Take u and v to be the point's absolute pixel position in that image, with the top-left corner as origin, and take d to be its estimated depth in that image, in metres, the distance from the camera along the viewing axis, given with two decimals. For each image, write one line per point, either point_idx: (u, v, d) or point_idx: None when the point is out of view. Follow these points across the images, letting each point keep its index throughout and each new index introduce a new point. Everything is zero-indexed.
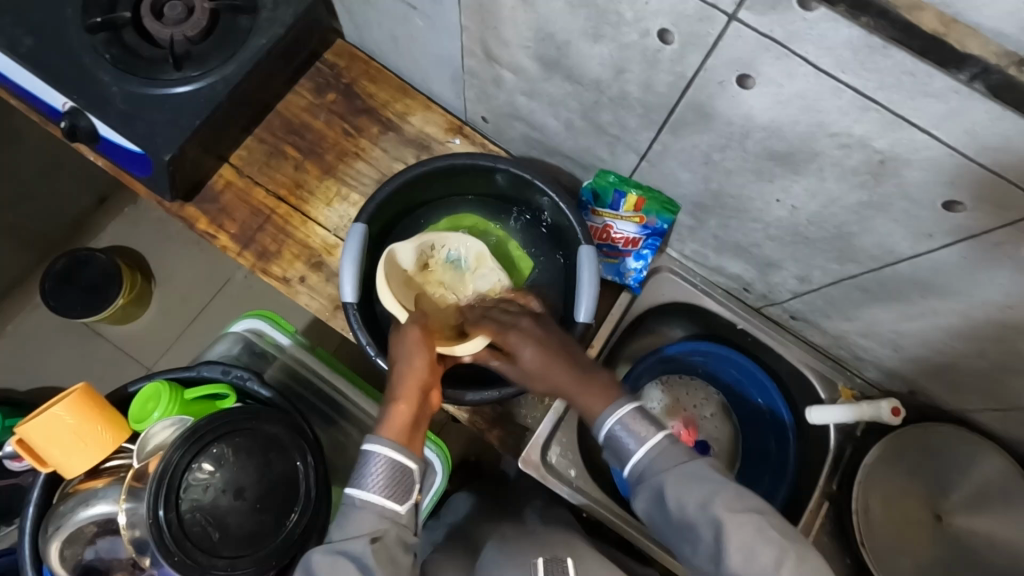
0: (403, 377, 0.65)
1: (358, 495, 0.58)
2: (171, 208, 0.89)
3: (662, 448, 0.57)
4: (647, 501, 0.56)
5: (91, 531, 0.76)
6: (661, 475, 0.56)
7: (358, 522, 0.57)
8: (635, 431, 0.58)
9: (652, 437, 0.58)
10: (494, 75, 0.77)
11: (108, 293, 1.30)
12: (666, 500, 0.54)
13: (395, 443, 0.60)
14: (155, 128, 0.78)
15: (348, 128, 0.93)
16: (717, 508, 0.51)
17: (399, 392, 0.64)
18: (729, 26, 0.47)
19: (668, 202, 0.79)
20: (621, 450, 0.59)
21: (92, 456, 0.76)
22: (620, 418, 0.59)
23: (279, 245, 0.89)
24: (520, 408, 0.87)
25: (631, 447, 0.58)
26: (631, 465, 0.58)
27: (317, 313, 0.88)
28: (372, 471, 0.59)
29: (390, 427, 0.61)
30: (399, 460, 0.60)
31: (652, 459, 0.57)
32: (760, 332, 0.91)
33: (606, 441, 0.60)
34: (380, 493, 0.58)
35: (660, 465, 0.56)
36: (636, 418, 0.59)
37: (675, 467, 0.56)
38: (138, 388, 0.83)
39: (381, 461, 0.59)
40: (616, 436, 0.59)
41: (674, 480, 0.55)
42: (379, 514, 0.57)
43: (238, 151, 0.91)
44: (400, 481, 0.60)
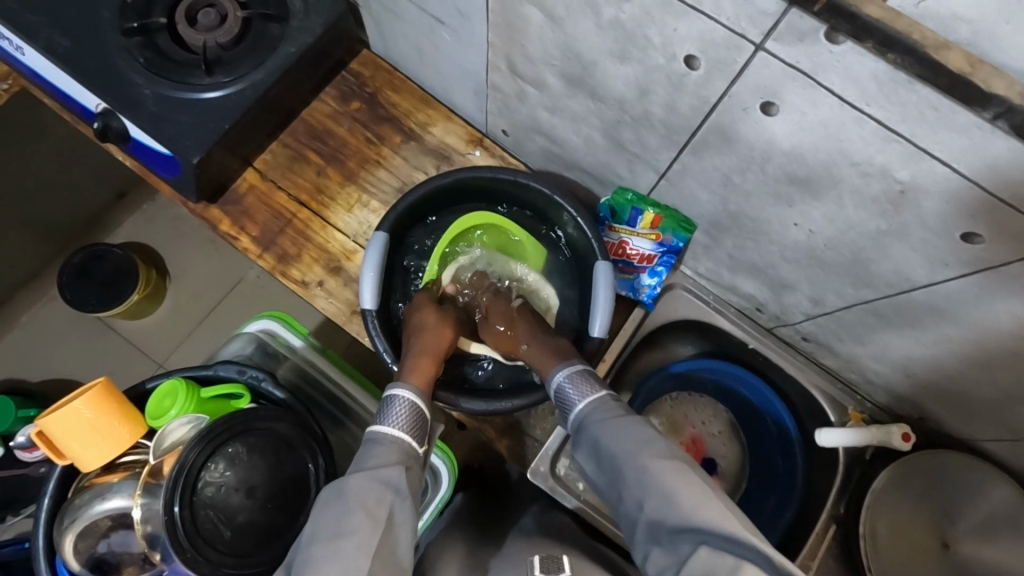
0: (426, 340, 0.79)
1: (388, 429, 0.66)
2: (196, 208, 0.90)
3: (600, 404, 0.67)
4: (585, 449, 0.65)
5: (105, 525, 0.77)
6: (595, 423, 0.65)
7: (389, 454, 0.65)
8: (579, 388, 0.69)
9: (593, 392, 0.68)
10: (518, 90, 0.78)
11: (125, 288, 1.32)
12: (599, 444, 0.62)
13: (417, 388, 0.72)
14: (185, 131, 0.79)
15: (371, 136, 0.95)
16: (638, 453, 0.59)
17: (423, 350, 0.77)
18: (755, 55, 0.48)
19: (685, 220, 0.80)
20: (565, 403, 0.70)
21: (108, 451, 0.77)
22: (566, 373, 0.70)
23: (299, 249, 0.90)
24: (530, 419, 0.88)
25: (574, 401, 0.68)
26: (573, 418, 0.68)
27: (333, 317, 0.89)
28: (397, 412, 0.69)
29: (415, 375, 0.73)
30: (420, 404, 0.70)
31: (589, 411, 0.66)
32: (771, 352, 0.92)
33: (555, 394, 0.71)
34: (405, 431, 0.67)
35: (597, 415, 0.65)
36: (580, 378, 0.69)
37: (608, 417, 0.64)
38: (156, 385, 0.84)
39: (406, 403, 0.69)
40: (562, 391, 0.70)
41: (608, 427, 0.63)
42: (406, 450, 0.66)
43: (262, 155, 0.93)
44: (420, 425, 0.70)
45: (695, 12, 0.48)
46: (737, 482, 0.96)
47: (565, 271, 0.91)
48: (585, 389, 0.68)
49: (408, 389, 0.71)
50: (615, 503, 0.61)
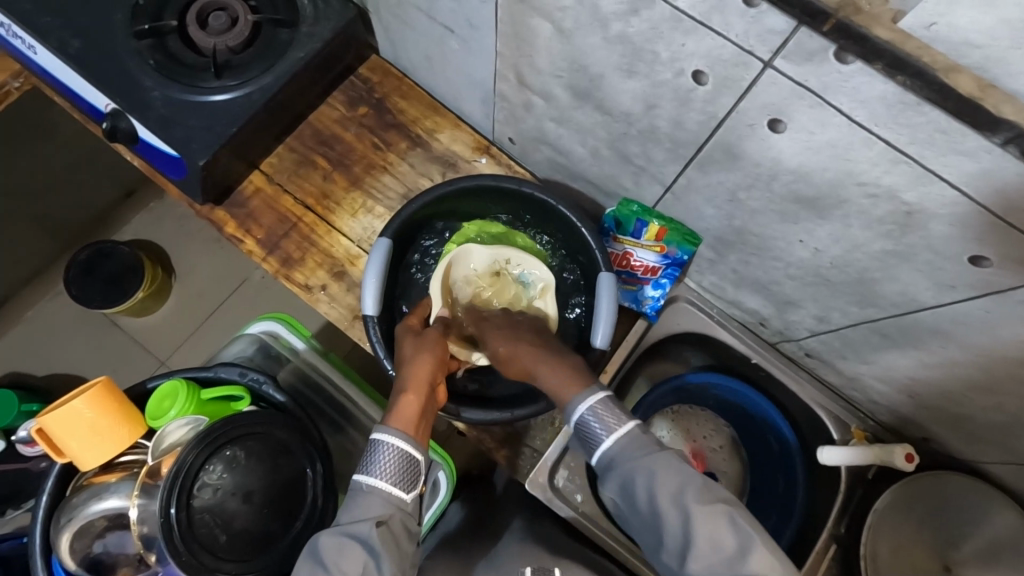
0: (412, 373, 0.72)
1: (365, 481, 0.63)
2: (201, 210, 0.91)
3: (630, 441, 0.61)
4: (614, 485, 0.61)
5: (101, 525, 0.77)
6: (628, 463, 0.60)
7: (366, 507, 0.62)
8: (605, 421, 0.63)
9: (620, 428, 0.62)
10: (525, 99, 0.78)
11: (129, 287, 1.33)
12: (636, 490, 0.59)
13: (401, 430, 0.65)
14: (192, 134, 0.80)
15: (377, 142, 0.95)
16: (683, 504, 0.56)
17: (409, 386, 0.71)
18: (762, 73, 0.48)
19: (689, 233, 0.79)
20: (589, 435, 0.64)
21: (105, 451, 0.77)
22: (591, 406, 0.63)
23: (303, 253, 0.90)
24: (529, 429, 0.87)
25: (598, 434, 0.63)
26: (599, 452, 0.63)
27: (335, 322, 0.89)
28: (380, 459, 0.64)
29: (398, 415, 0.67)
30: (404, 447, 0.65)
31: (618, 447, 0.62)
32: (774, 367, 0.91)
33: (576, 427, 0.65)
34: (387, 479, 0.63)
35: (629, 451, 0.61)
36: (606, 411, 0.63)
37: (642, 456, 0.60)
38: (156, 385, 0.84)
39: (389, 447, 0.64)
40: (585, 424, 0.64)
41: (643, 469, 0.59)
42: (386, 500, 0.62)
43: (269, 158, 0.93)
44: (407, 468, 0.65)
45: (703, 29, 0.48)
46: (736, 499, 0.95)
47: (569, 280, 0.90)
48: (610, 422, 0.63)
49: (390, 432, 0.65)
50: (646, 535, 0.60)
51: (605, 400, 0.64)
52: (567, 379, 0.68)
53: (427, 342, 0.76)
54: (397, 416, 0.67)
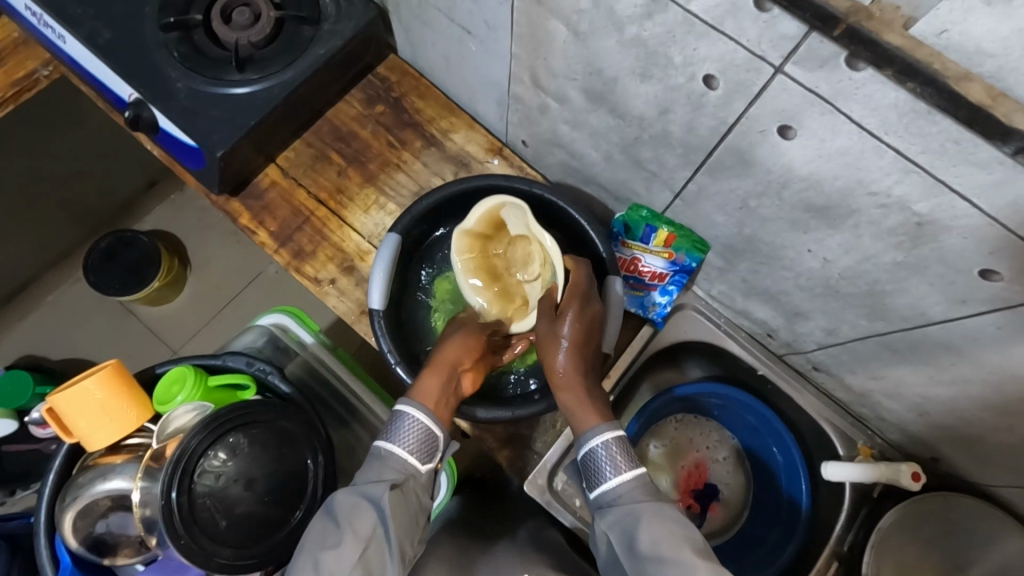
0: (441, 353, 0.75)
1: (386, 447, 0.68)
2: (218, 200, 0.92)
3: (637, 486, 0.65)
4: (615, 526, 0.62)
5: (105, 505, 0.78)
6: (632, 505, 0.63)
7: (382, 470, 0.66)
8: (615, 463, 0.66)
9: (629, 472, 0.66)
10: (540, 102, 0.79)
11: (145, 277, 1.36)
12: (637, 534, 0.58)
13: (423, 405, 0.70)
14: (212, 125, 0.81)
15: (393, 140, 0.96)
16: (685, 551, 0.55)
17: (434, 364, 0.74)
18: (775, 78, 0.48)
19: (699, 241, 0.79)
20: (595, 472, 0.67)
21: (113, 433, 0.78)
22: (606, 440, 0.67)
23: (314, 246, 0.91)
24: (531, 431, 0.87)
25: (605, 473, 0.66)
26: (602, 490, 0.66)
27: (343, 316, 0.90)
28: (402, 429, 0.69)
29: (423, 392, 0.71)
30: (425, 421, 0.69)
31: (623, 489, 0.64)
32: (780, 380, 0.90)
33: (584, 462, 0.68)
34: (406, 449, 0.68)
35: (635, 493, 0.64)
36: (618, 449, 0.67)
37: (643, 501, 0.63)
38: (165, 371, 0.86)
39: (411, 419, 0.69)
40: (595, 458, 0.67)
41: (645, 510, 0.61)
42: (402, 466, 0.67)
43: (286, 152, 0.94)
44: (427, 442, 0.69)
45: (717, 33, 0.48)
46: (738, 512, 0.94)
47: None
48: (621, 466, 0.66)
49: (414, 406, 0.69)
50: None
51: (622, 444, 0.68)
52: (590, 410, 0.71)
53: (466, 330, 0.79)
54: (427, 393, 0.71)
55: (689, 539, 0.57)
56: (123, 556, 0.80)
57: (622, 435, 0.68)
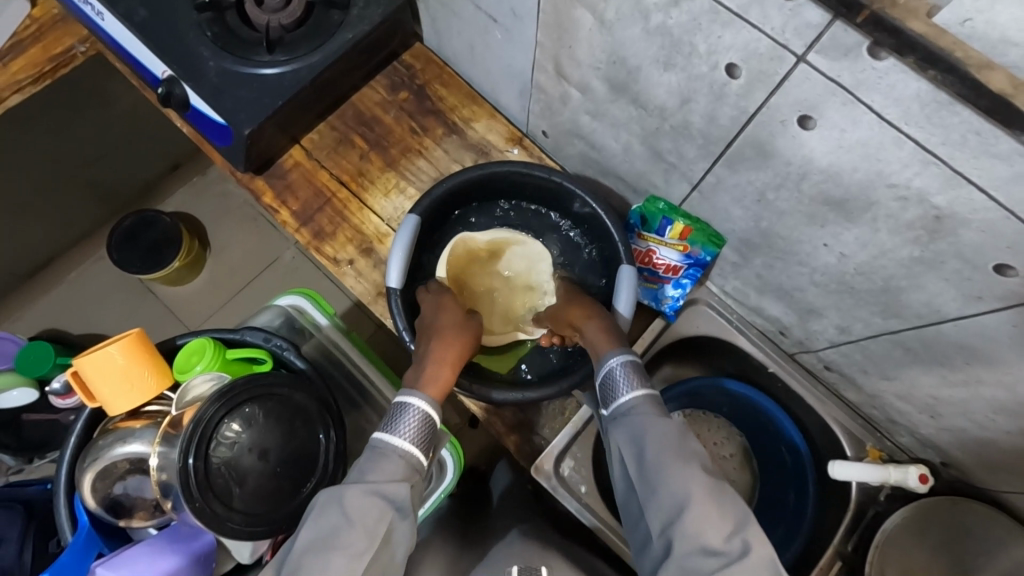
0: (445, 348, 0.77)
1: (398, 443, 0.66)
2: (243, 179, 0.94)
3: (651, 403, 0.66)
4: (624, 435, 0.64)
5: (123, 467, 0.80)
6: (644, 417, 0.64)
7: (396, 468, 0.65)
8: (629, 380, 0.67)
9: (643, 390, 0.67)
10: (562, 92, 0.80)
11: (167, 256, 1.39)
12: (647, 443, 0.62)
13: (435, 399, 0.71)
14: (241, 104, 0.83)
15: (415, 126, 0.97)
16: (691, 471, 0.59)
17: (443, 359, 0.76)
18: (797, 67, 0.48)
19: (715, 235, 0.80)
20: (612, 387, 0.68)
21: (133, 399, 0.81)
22: (620, 360, 0.69)
23: (334, 227, 0.93)
24: (541, 417, 0.88)
25: (620, 388, 0.67)
26: (616, 404, 0.67)
27: (360, 296, 0.92)
28: (408, 422, 0.68)
29: (434, 386, 0.73)
30: (431, 415, 0.70)
31: (636, 401, 0.65)
32: (791, 379, 0.90)
33: (604, 377, 0.69)
34: (415, 444, 0.67)
35: (647, 405, 0.65)
36: (637, 372, 0.68)
37: (658, 416, 0.64)
38: (185, 342, 0.88)
39: (417, 412, 0.69)
40: (613, 376, 0.68)
41: (658, 427, 0.63)
42: (415, 465, 0.67)
43: (310, 135, 0.96)
44: (426, 436, 0.69)
45: (741, 21, 0.49)
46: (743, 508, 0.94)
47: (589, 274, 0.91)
48: (635, 384, 0.67)
49: (426, 399, 0.70)
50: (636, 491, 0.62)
51: (637, 363, 0.69)
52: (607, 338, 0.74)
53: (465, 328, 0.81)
54: (439, 383, 0.73)
55: (692, 452, 0.61)
56: (138, 518, 0.82)
57: (636, 357, 0.69)
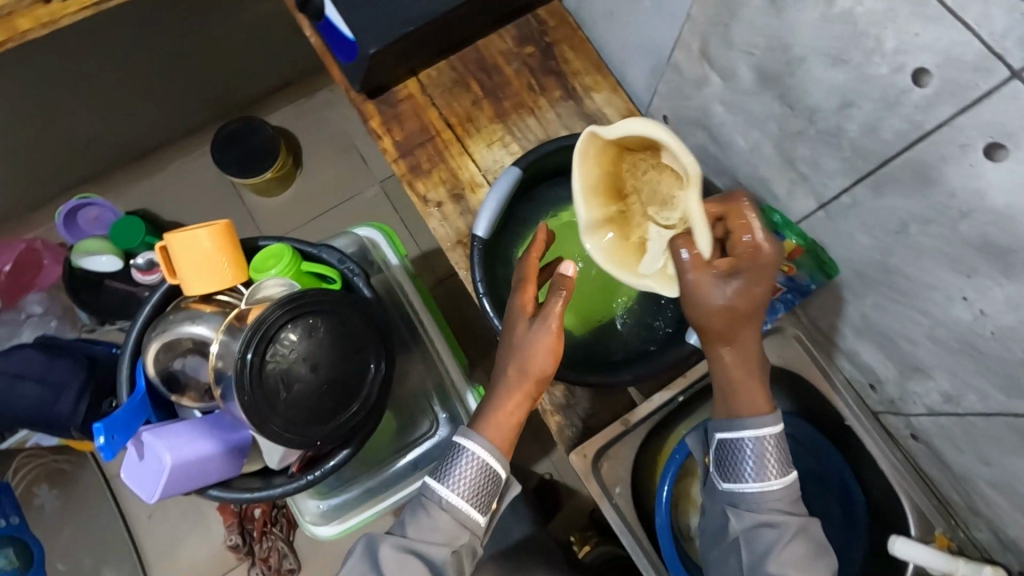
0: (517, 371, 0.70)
1: (444, 499, 0.67)
2: (355, 100, 0.94)
3: (777, 495, 0.64)
4: (747, 529, 0.64)
5: (186, 345, 0.83)
6: (773, 516, 0.64)
7: (437, 527, 0.66)
8: (762, 466, 0.64)
9: (773, 480, 0.64)
10: (701, 75, 0.75)
11: (264, 164, 1.44)
12: (777, 551, 0.61)
13: (489, 446, 0.68)
14: (372, 23, 0.83)
15: (533, 84, 0.94)
16: None
17: (517, 378, 0.70)
18: (1006, 83, 0.44)
19: (829, 263, 0.72)
20: (736, 464, 0.66)
21: (209, 284, 0.84)
22: (757, 438, 0.64)
23: (431, 166, 0.92)
24: (591, 406, 0.84)
25: (749, 473, 0.65)
26: (739, 486, 0.65)
27: (440, 240, 0.90)
28: (461, 471, 0.68)
29: (490, 427, 0.69)
30: (488, 465, 0.68)
31: (765, 495, 0.64)
32: (867, 436, 0.82)
33: (730, 451, 0.66)
34: (466, 500, 0.67)
35: (774, 500, 0.64)
36: (771, 457, 0.64)
37: (782, 512, 0.64)
38: (266, 245, 0.90)
39: (472, 462, 0.68)
40: (741, 455, 0.65)
41: (784, 531, 0.62)
42: (460, 521, 0.67)
43: (428, 70, 0.95)
44: (484, 488, 0.68)
45: (952, 19, 0.44)
46: None
47: None
48: (768, 472, 0.64)
49: (480, 445, 0.68)
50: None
51: (774, 444, 0.65)
52: (754, 402, 0.66)
53: (528, 346, 0.69)
54: (485, 427, 0.69)
55: (816, 564, 0.62)
56: (188, 398, 0.85)
57: (777, 434, 0.65)
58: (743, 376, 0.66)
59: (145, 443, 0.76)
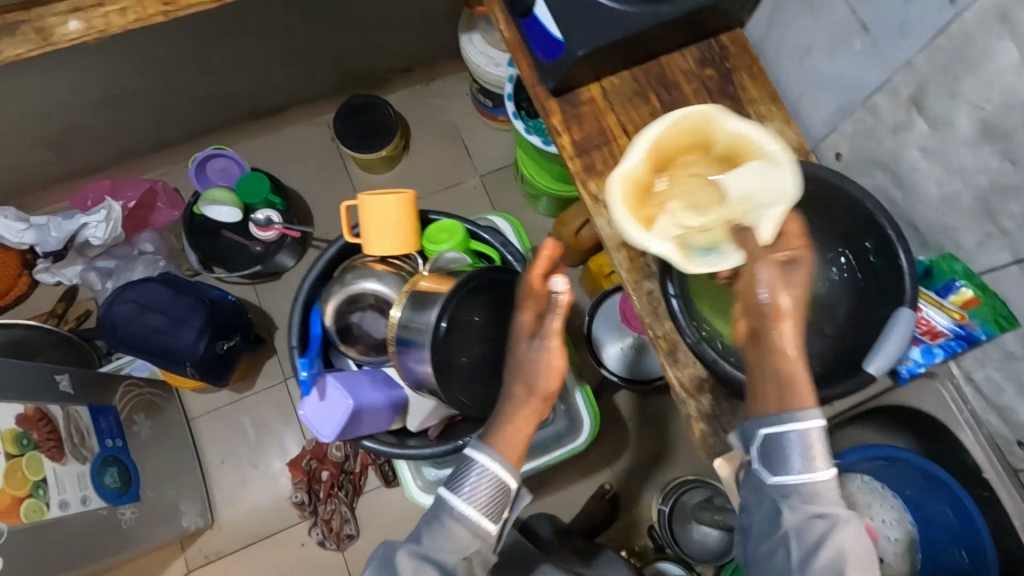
0: (531, 383, 0.74)
1: (456, 508, 0.70)
2: (538, 95, 0.99)
3: (826, 484, 0.68)
4: (799, 519, 0.67)
5: (369, 301, 0.92)
6: (824, 506, 0.67)
7: (450, 535, 0.69)
8: (808, 457, 0.68)
9: (821, 470, 0.68)
10: (903, 120, 0.79)
11: (379, 144, 1.61)
12: (830, 537, 0.65)
13: (501, 456, 0.71)
14: (583, 28, 0.89)
15: (710, 105, 0.98)
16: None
17: (529, 391, 0.74)
18: None
19: (1007, 315, 0.75)
20: (781, 458, 0.69)
21: (387, 248, 0.90)
22: (807, 432, 0.67)
23: (605, 168, 0.96)
24: (733, 420, 0.87)
25: (816, 476, 0.67)
26: (788, 478, 0.68)
27: (605, 239, 0.94)
28: (474, 481, 0.71)
29: (503, 440, 0.72)
30: (498, 476, 0.71)
31: (810, 480, 0.68)
32: (1006, 494, 0.84)
33: (775, 445, 0.69)
34: (477, 510, 0.70)
35: (824, 488, 0.68)
36: (816, 447, 0.68)
37: (831, 501, 0.67)
38: (437, 219, 0.96)
39: (483, 476, 0.70)
40: (789, 450, 0.68)
41: (833, 520, 0.66)
42: (472, 529, 0.70)
43: (611, 77, 0.99)
44: (497, 497, 0.71)
45: None
46: None
47: None
48: (815, 463, 0.68)
49: (491, 458, 0.71)
50: None
51: (820, 436, 0.68)
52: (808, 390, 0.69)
53: (537, 353, 0.74)
54: (499, 440, 0.72)
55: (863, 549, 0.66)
56: (357, 349, 0.94)
57: (823, 427, 0.68)
58: (790, 360, 0.69)
59: (327, 386, 0.83)
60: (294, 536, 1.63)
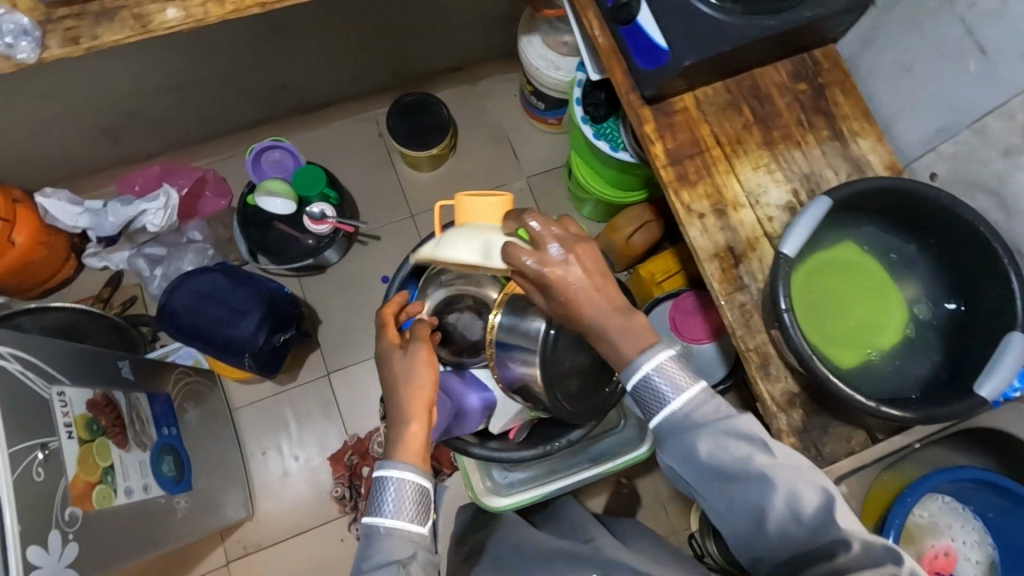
0: (408, 396, 0.77)
1: (383, 526, 0.72)
2: (632, 103, 0.99)
3: (693, 399, 0.74)
4: (702, 451, 0.73)
5: (468, 302, 0.99)
6: (693, 417, 0.74)
7: (390, 550, 0.71)
8: (672, 381, 0.75)
9: (680, 382, 0.75)
10: (1012, 143, 0.81)
11: (432, 141, 1.60)
12: (729, 450, 0.72)
13: (406, 463, 0.74)
14: (692, 38, 0.90)
15: (803, 118, 0.98)
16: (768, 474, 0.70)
17: (409, 397, 0.77)
18: None
19: None
20: (653, 394, 0.75)
21: None
22: (659, 362, 0.75)
23: (698, 178, 0.96)
24: (825, 436, 0.87)
25: (664, 390, 0.75)
26: (668, 412, 0.75)
27: (697, 249, 0.93)
28: (392, 500, 0.73)
29: (405, 449, 0.75)
30: (412, 485, 0.73)
31: (683, 399, 0.74)
32: None
33: (643, 385, 0.76)
34: (405, 520, 0.73)
35: (697, 405, 0.74)
36: (669, 366, 0.75)
37: (693, 411, 0.74)
38: None
39: (398, 488, 0.73)
40: (653, 381, 0.75)
41: (702, 433, 0.73)
42: (406, 538, 0.72)
43: (705, 88, 0.99)
44: (418, 501, 0.74)
45: None
46: None
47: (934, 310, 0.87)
48: (681, 382, 0.75)
49: (399, 469, 0.73)
50: (724, 508, 0.72)
51: (674, 363, 0.75)
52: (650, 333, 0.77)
53: (407, 364, 0.79)
54: (402, 451, 0.74)
55: (743, 447, 0.72)
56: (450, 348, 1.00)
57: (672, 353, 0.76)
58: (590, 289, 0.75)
59: None
60: (333, 532, 1.61)
